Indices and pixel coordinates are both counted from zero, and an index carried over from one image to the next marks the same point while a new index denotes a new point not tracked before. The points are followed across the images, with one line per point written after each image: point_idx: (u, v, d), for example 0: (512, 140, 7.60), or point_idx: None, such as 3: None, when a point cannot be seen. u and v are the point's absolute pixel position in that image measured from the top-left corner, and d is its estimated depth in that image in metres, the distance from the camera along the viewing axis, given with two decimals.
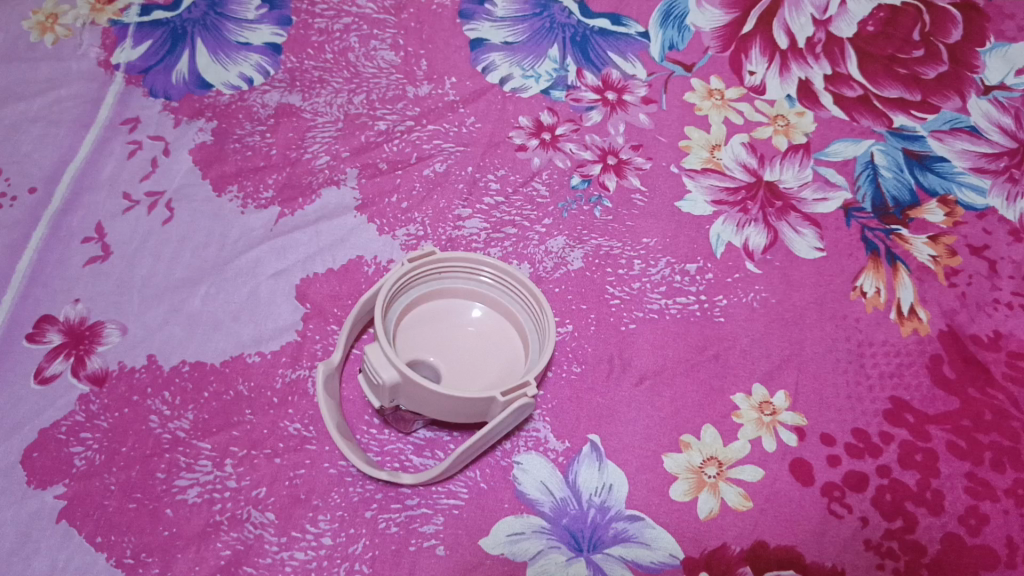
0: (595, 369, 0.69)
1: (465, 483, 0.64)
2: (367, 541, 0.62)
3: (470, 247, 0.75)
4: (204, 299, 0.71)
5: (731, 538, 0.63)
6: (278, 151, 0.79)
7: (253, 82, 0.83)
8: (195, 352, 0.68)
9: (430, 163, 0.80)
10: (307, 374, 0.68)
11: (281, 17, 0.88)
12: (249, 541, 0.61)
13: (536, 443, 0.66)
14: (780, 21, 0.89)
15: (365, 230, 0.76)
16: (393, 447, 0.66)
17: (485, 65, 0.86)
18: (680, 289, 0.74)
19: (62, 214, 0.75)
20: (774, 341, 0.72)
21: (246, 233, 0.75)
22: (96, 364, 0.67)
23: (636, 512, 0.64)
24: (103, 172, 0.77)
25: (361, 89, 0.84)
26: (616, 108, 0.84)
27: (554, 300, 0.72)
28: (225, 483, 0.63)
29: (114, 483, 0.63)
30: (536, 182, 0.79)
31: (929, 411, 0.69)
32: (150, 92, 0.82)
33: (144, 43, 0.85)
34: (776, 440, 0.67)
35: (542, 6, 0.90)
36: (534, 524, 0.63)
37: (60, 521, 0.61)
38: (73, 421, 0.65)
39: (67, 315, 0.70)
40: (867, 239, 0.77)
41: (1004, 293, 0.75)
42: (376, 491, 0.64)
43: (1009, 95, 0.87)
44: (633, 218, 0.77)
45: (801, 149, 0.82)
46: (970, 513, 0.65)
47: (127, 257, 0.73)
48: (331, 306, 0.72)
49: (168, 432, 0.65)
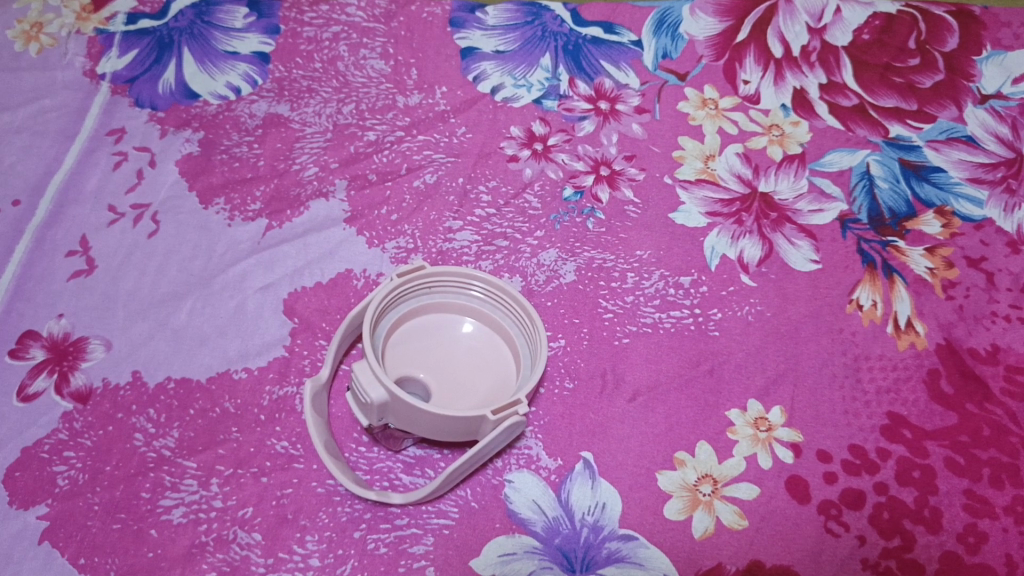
0: (587, 385, 0.68)
1: (456, 502, 0.63)
2: (356, 563, 0.60)
3: (461, 260, 0.74)
4: (190, 314, 0.70)
5: (727, 557, 0.62)
6: (266, 163, 0.78)
7: (241, 92, 0.82)
8: (181, 369, 0.67)
9: (420, 174, 0.78)
10: (294, 392, 0.67)
11: (269, 25, 0.87)
12: (236, 562, 0.60)
13: (528, 461, 0.65)
14: (774, 29, 0.88)
15: (354, 242, 0.74)
16: (383, 465, 0.64)
17: (476, 74, 0.85)
18: (674, 303, 0.72)
19: (46, 227, 0.73)
20: (770, 355, 0.71)
21: (233, 246, 0.74)
22: (80, 381, 0.66)
23: (630, 531, 0.63)
24: (88, 184, 0.76)
25: (350, 99, 0.82)
26: (609, 118, 0.83)
27: (547, 315, 0.71)
28: (210, 502, 0.62)
29: (98, 503, 0.61)
30: (528, 193, 0.78)
31: (927, 426, 0.68)
32: (136, 102, 0.81)
33: (130, 51, 0.84)
34: (772, 456, 0.66)
35: (534, 13, 0.88)
36: (526, 543, 0.62)
37: (42, 543, 0.60)
38: (56, 440, 0.64)
39: (51, 330, 0.68)
40: (863, 251, 0.76)
41: (1002, 306, 0.74)
42: (365, 510, 0.62)
43: (1005, 104, 0.86)
44: (627, 229, 0.76)
45: (796, 159, 0.81)
46: (969, 531, 0.64)
47: (113, 271, 0.72)
48: (320, 321, 0.70)
49: (153, 451, 0.64)
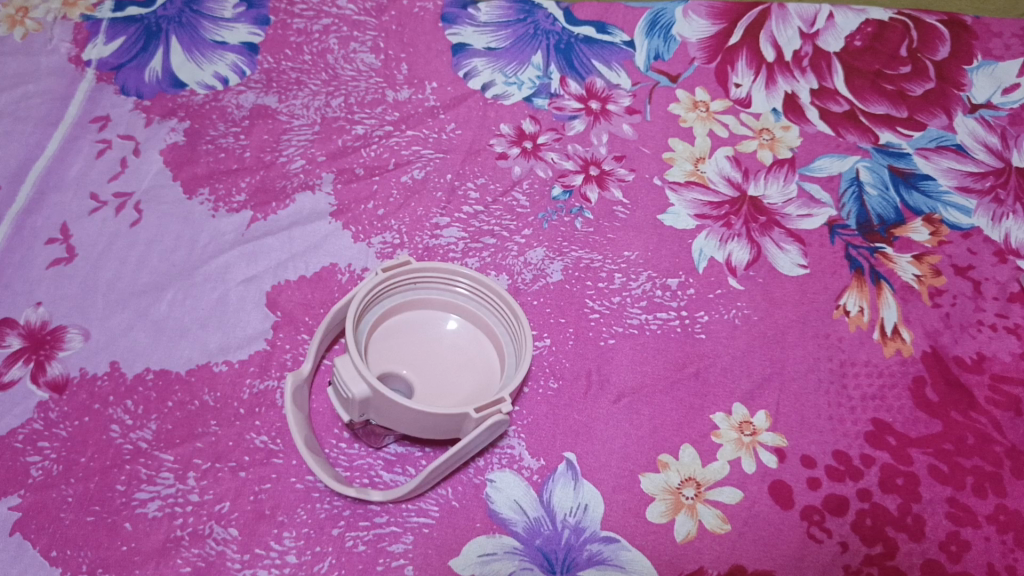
0: (571, 385, 0.68)
1: (436, 501, 0.62)
2: (333, 560, 0.59)
3: (448, 257, 0.73)
4: (171, 305, 0.69)
5: (708, 562, 0.62)
6: (252, 154, 0.77)
7: (228, 82, 0.81)
8: (160, 360, 0.66)
9: (408, 169, 0.78)
10: (275, 385, 0.66)
11: (258, 16, 0.86)
12: (211, 558, 0.59)
13: (510, 460, 0.64)
14: (766, 34, 0.88)
15: (340, 236, 0.73)
16: (363, 462, 0.63)
17: (467, 71, 0.84)
18: (660, 305, 0.72)
19: (26, 215, 0.72)
20: (757, 358, 0.70)
21: (216, 237, 0.73)
22: (57, 371, 0.65)
23: (611, 533, 0.62)
24: (70, 172, 0.74)
25: (340, 92, 0.82)
26: (600, 118, 0.82)
27: (532, 314, 0.71)
28: (187, 497, 0.61)
29: (72, 495, 0.60)
30: (517, 192, 0.77)
31: (911, 433, 0.68)
32: (121, 90, 0.80)
33: (117, 39, 0.82)
34: (756, 460, 0.65)
35: (527, 12, 0.88)
36: (506, 544, 0.61)
37: (13, 534, 0.59)
38: (31, 430, 0.62)
39: (28, 319, 0.67)
40: (851, 257, 0.76)
41: (988, 314, 0.74)
42: (344, 507, 0.61)
43: (995, 114, 0.86)
44: (615, 230, 0.76)
45: (786, 163, 0.81)
46: (952, 539, 0.64)
47: (93, 259, 0.70)
48: (302, 314, 0.69)
49: (129, 443, 0.62)
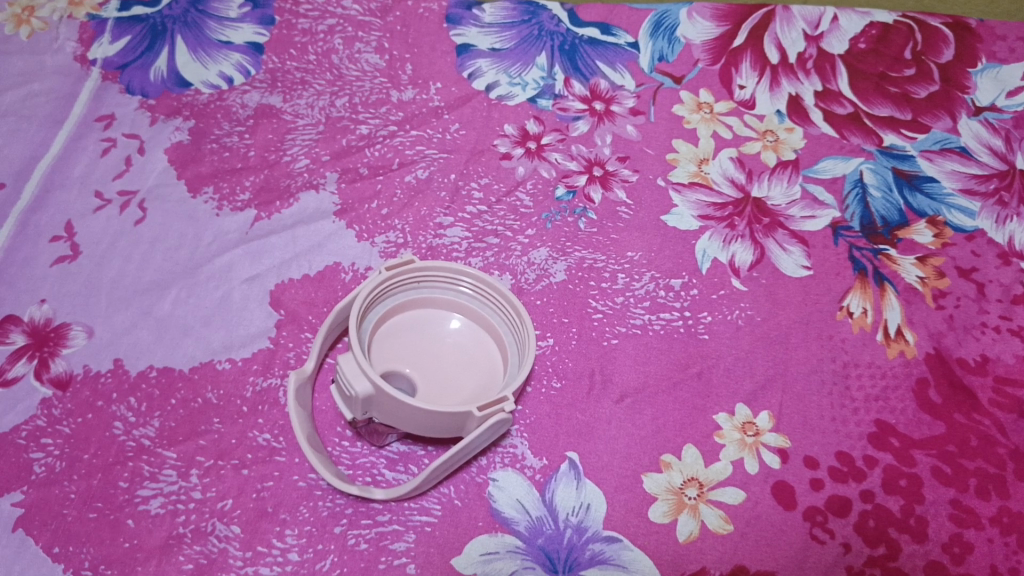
0: (574, 385, 0.68)
1: (438, 499, 0.62)
2: (335, 558, 0.59)
3: (451, 257, 0.73)
4: (174, 303, 0.69)
5: (711, 562, 0.61)
6: (256, 153, 0.77)
7: (233, 82, 0.81)
8: (163, 358, 0.66)
9: (412, 169, 0.78)
10: (278, 383, 0.66)
11: (263, 16, 0.86)
12: (213, 555, 0.59)
13: (513, 460, 0.64)
14: (770, 36, 0.88)
15: (343, 235, 0.74)
16: (366, 460, 0.63)
17: (471, 71, 0.85)
18: (664, 305, 0.72)
19: (30, 212, 0.72)
20: (760, 359, 0.70)
21: (220, 236, 0.73)
22: (60, 368, 0.65)
23: (614, 533, 0.62)
24: (75, 170, 0.75)
25: (344, 92, 0.82)
26: (603, 119, 0.83)
27: (535, 314, 0.71)
28: (190, 494, 0.61)
29: (74, 492, 0.60)
30: (520, 192, 0.77)
31: (915, 435, 0.68)
32: (126, 89, 0.80)
33: (122, 38, 0.83)
34: (759, 461, 0.65)
35: (531, 12, 0.88)
36: (508, 543, 0.61)
37: (16, 530, 0.59)
38: (34, 426, 0.62)
39: (32, 316, 0.67)
40: (854, 258, 0.76)
41: (992, 317, 0.74)
42: (347, 505, 0.61)
43: (999, 116, 0.86)
44: (618, 230, 0.76)
45: (790, 165, 0.81)
46: (955, 541, 0.64)
47: (97, 257, 0.70)
48: (306, 313, 0.69)
49: (132, 440, 0.62)
